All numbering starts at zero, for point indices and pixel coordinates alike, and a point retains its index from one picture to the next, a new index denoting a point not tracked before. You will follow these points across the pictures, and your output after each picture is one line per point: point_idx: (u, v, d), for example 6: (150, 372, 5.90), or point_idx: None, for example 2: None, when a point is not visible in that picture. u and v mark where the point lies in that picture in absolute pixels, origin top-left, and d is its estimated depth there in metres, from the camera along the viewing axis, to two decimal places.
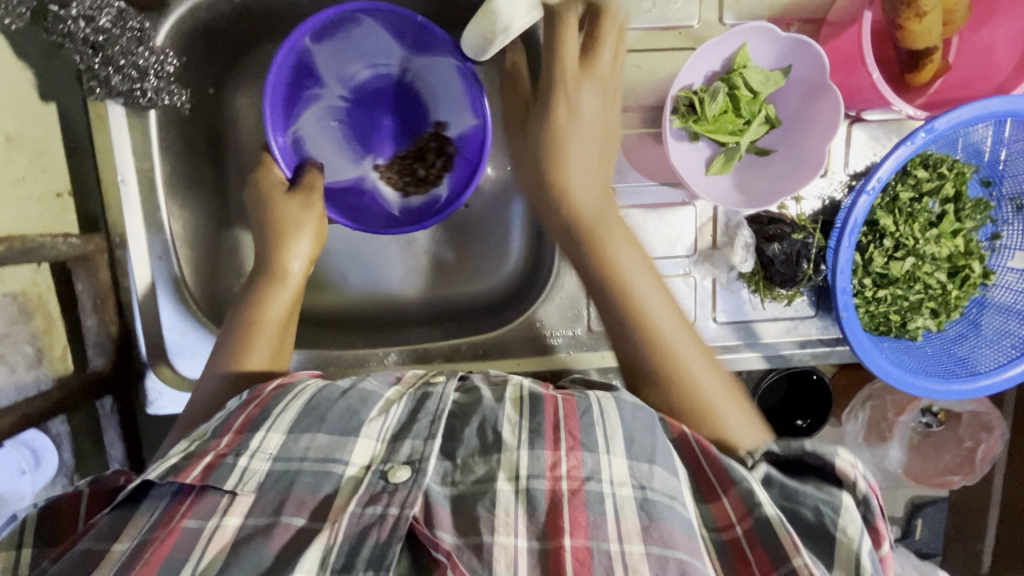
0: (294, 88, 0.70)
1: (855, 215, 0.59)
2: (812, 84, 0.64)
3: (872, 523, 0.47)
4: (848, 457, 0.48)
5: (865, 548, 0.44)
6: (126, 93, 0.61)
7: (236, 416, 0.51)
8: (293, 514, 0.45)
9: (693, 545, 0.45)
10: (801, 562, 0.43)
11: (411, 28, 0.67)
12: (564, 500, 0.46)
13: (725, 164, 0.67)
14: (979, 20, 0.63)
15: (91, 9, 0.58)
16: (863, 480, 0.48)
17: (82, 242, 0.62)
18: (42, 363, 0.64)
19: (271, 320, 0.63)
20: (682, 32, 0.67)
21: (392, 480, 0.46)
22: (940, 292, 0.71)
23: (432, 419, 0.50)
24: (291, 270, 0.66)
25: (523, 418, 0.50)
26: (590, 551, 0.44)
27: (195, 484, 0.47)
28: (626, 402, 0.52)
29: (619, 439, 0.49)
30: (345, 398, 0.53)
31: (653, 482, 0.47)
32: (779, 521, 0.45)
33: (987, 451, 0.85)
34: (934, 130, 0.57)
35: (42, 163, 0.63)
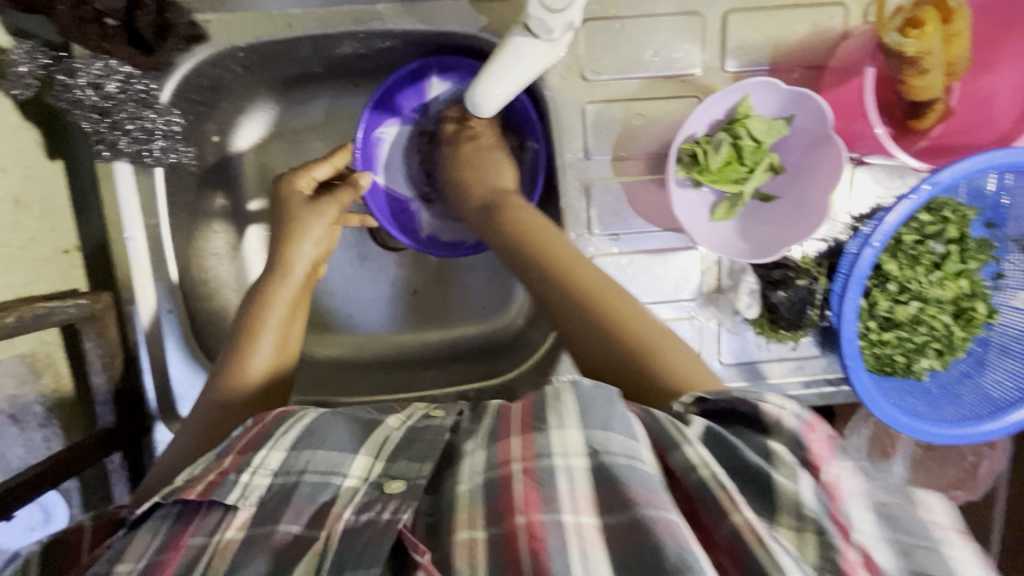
0: (401, 102, 0.75)
1: (860, 265, 0.61)
2: (815, 135, 0.65)
3: (807, 458, 0.46)
4: (774, 401, 0.48)
5: (804, 485, 0.42)
6: (133, 154, 0.65)
7: (240, 438, 0.52)
8: (289, 522, 0.47)
9: (659, 499, 0.42)
10: (742, 517, 0.41)
11: (519, 106, 0.73)
12: (517, 481, 0.45)
13: (729, 211, 0.68)
14: (981, 67, 0.65)
15: (98, 77, 0.63)
16: (795, 417, 0.47)
17: (90, 302, 0.64)
18: (51, 419, 0.68)
19: (275, 313, 0.64)
20: (686, 81, 0.67)
21: (386, 490, 0.48)
22: (945, 333, 0.72)
23: (427, 445, 0.52)
24: (295, 270, 0.67)
25: (486, 428, 0.51)
26: (546, 525, 0.42)
27: (200, 501, 0.48)
28: (583, 383, 0.49)
29: (572, 414, 0.47)
30: (339, 417, 0.54)
31: (607, 448, 0.45)
32: (716, 481, 0.43)
33: (989, 466, 0.87)
34: (938, 183, 0.59)
35: (50, 222, 0.66)
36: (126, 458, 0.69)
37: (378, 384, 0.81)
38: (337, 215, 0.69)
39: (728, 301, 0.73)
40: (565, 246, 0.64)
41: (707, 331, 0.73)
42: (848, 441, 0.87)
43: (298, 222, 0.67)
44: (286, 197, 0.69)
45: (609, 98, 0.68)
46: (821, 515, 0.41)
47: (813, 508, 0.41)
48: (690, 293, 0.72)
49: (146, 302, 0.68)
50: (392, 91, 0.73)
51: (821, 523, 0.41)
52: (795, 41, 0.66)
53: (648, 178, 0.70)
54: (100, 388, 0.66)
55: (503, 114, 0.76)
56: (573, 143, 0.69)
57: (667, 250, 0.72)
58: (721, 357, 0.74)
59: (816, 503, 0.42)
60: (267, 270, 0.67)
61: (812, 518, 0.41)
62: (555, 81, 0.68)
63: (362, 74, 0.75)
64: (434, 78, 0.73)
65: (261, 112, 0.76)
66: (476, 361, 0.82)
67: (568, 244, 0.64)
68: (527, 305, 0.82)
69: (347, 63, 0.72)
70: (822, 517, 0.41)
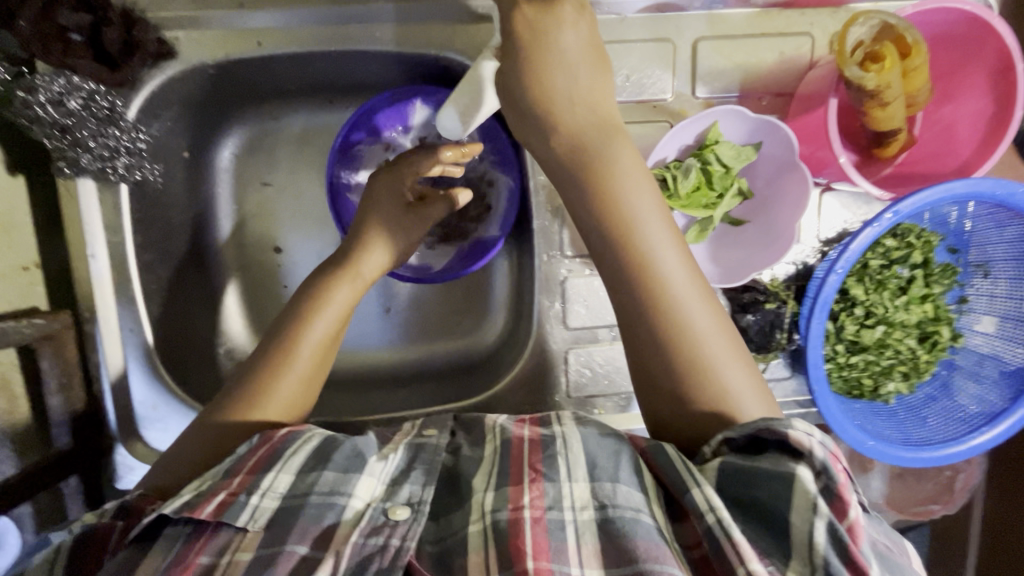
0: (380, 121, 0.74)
1: (825, 291, 0.62)
2: (781, 161, 0.66)
3: (834, 493, 0.43)
4: (802, 427, 0.45)
5: (823, 524, 0.41)
6: (96, 171, 0.63)
7: (246, 459, 0.51)
8: (297, 543, 0.47)
9: (662, 552, 0.44)
10: (744, 569, 0.42)
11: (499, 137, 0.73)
12: (526, 528, 0.46)
13: (699, 234, 0.69)
14: (941, 97, 0.67)
15: (60, 94, 0.61)
16: (821, 446, 0.44)
17: (47, 321, 0.63)
18: (4, 444, 0.65)
19: (315, 339, 0.61)
20: (657, 106, 0.68)
21: (392, 517, 0.49)
22: (910, 356, 0.73)
23: (427, 470, 0.52)
24: (364, 274, 0.67)
25: (493, 466, 0.52)
26: (552, 574, 0.45)
27: (208, 522, 0.47)
28: (591, 431, 0.52)
29: (581, 466, 0.49)
30: (342, 448, 0.53)
31: (614, 500, 0.47)
32: (723, 528, 0.43)
33: (965, 480, 0.88)
34: (899, 212, 0.60)
35: (9, 237, 0.65)
36: (83, 482, 0.67)
37: (352, 403, 0.80)
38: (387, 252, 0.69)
39: None
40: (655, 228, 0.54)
41: None
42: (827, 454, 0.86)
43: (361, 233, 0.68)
44: None
45: None
46: (830, 557, 0.41)
47: (824, 550, 0.41)
48: None
49: (108, 321, 0.67)
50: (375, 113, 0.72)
51: (832, 566, 0.40)
52: (764, 70, 0.68)
53: None
54: (56, 410, 0.65)
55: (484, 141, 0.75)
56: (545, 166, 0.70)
57: None
58: None
59: (829, 545, 0.41)
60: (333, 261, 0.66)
61: (821, 563, 0.41)
62: None
63: (336, 92, 0.75)
64: (417, 102, 0.72)
65: (234, 128, 0.75)
66: (452, 380, 0.82)
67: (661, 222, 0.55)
68: (503, 324, 0.81)
69: (321, 81, 0.72)
70: (832, 560, 0.40)
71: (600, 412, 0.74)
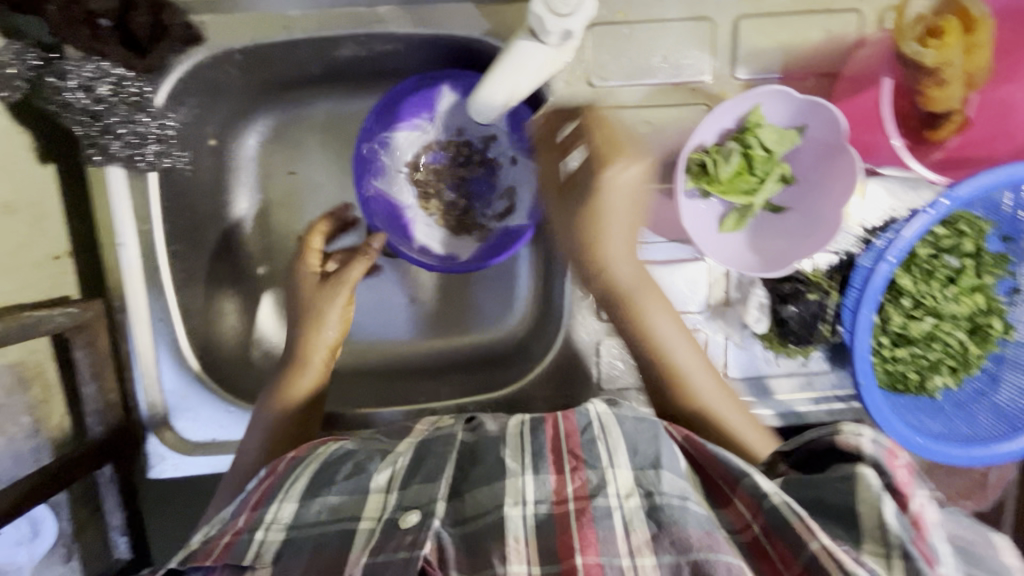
0: (407, 106, 0.72)
1: (874, 280, 0.60)
2: (829, 145, 0.63)
3: (893, 486, 0.47)
4: (851, 429, 0.50)
5: (890, 510, 0.44)
6: (126, 158, 0.63)
7: (252, 494, 0.55)
8: (302, 574, 0.48)
9: (713, 540, 0.45)
10: (818, 544, 0.42)
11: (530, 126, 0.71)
12: (572, 520, 0.48)
13: (738, 222, 0.67)
14: (1001, 77, 0.63)
15: (90, 79, 0.61)
16: (874, 445, 0.49)
17: (80, 310, 0.62)
18: (38, 433, 0.64)
19: (315, 364, 0.70)
20: (695, 89, 0.66)
21: (403, 525, 0.49)
22: (959, 350, 0.69)
23: (445, 462, 0.54)
24: (313, 359, 0.70)
25: (525, 449, 0.53)
26: (602, 567, 0.45)
27: (214, 565, 0.49)
28: (627, 417, 0.54)
29: (622, 451, 0.51)
30: (354, 458, 0.56)
31: (660, 488, 0.48)
32: (787, 507, 0.44)
33: (998, 477, 0.86)
34: (956, 198, 0.57)
35: (42, 226, 0.64)
36: (116, 470, 0.67)
37: (378, 394, 0.80)
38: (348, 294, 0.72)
39: (735, 314, 0.71)
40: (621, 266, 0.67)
41: (713, 344, 0.72)
42: None
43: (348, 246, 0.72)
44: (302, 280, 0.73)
45: (616, 105, 0.66)
46: (905, 540, 0.42)
47: (897, 531, 0.43)
48: (698, 305, 0.71)
49: (138, 311, 0.66)
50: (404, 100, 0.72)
51: (908, 547, 0.42)
52: (808, 49, 0.65)
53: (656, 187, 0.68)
54: (90, 399, 0.64)
55: (512, 131, 0.73)
56: (579, 152, 0.68)
57: (673, 261, 0.70)
58: (727, 371, 0.73)
59: (901, 528, 0.43)
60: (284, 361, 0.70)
61: (896, 543, 0.42)
62: (559, 87, 0.66)
63: (363, 78, 0.74)
64: (445, 88, 0.71)
65: (261, 116, 0.75)
66: (477, 372, 0.81)
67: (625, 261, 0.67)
68: (529, 314, 0.80)
69: (349, 67, 0.71)
70: (907, 543, 0.42)
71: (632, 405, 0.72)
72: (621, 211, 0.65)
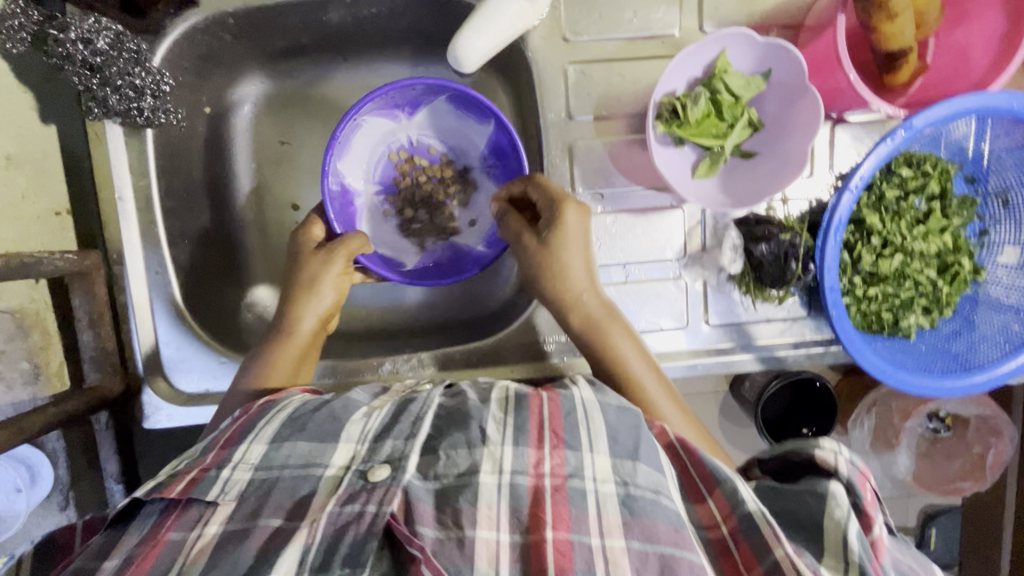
0: (400, 101, 0.75)
1: (838, 214, 0.62)
2: (792, 87, 0.66)
3: (861, 508, 0.52)
4: (829, 447, 0.54)
5: (853, 529, 0.48)
6: (123, 112, 0.65)
7: (224, 433, 0.55)
8: (271, 517, 0.48)
9: (680, 537, 0.47)
10: (783, 552, 0.45)
11: (507, 152, 0.75)
12: (546, 496, 0.48)
13: (710, 168, 0.69)
14: (953, 21, 0.66)
15: (90, 32, 0.62)
16: (848, 464, 0.53)
17: (78, 258, 0.65)
18: (38, 379, 0.67)
19: (303, 333, 0.69)
20: (665, 41, 0.69)
21: (371, 479, 0.49)
22: (930, 288, 0.72)
23: (414, 420, 0.53)
24: (301, 329, 0.69)
25: (507, 417, 0.53)
26: (572, 544, 0.46)
27: (181, 498, 0.49)
28: (611, 405, 0.55)
29: (602, 438, 0.51)
30: (328, 407, 0.55)
31: (634, 478, 0.49)
32: (761, 515, 0.47)
33: (996, 456, 0.96)
34: (911, 128, 0.60)
35: (40, 182, 0.67)
36: (112, 417, 0.71)
37: (369, 351, 0.81)
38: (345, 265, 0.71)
39: (712, 259, 0.73)
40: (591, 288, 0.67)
41: (692, 292, 0.74)
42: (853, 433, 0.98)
43: (308, 271, 0.70)
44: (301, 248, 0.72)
45: (590, 59, 0.70)
46: (864, 562, 0.46)
47: (858, 555, 0.46)
48: (674, 253, 0.73)
49: (135, 263, 0.69)
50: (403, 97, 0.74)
51: (865, 567, 0.45)
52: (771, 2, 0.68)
53: (632, 138, 0.71)
54: (88, 346, 0.67)
55: (489, 149, 0.78)
56: (555, 104, 0.70)
57: (649, 210, 0.72)
58: (707, 318, 0.74)
59: (861, 549, 0.46)
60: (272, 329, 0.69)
61: (854, 562, 0.46)
62: (536, 42, 0.69)
63: (351, 45, 0.77)
64: (446, 97, 0.75)
65: (252, 83, 0.78)
66: (466, 331, 0.82)
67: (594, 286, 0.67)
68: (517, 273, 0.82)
69: (336, 33, 0.75)
70: (865, 563, 0.46)
71: None
72: (577, 247, 0.66)
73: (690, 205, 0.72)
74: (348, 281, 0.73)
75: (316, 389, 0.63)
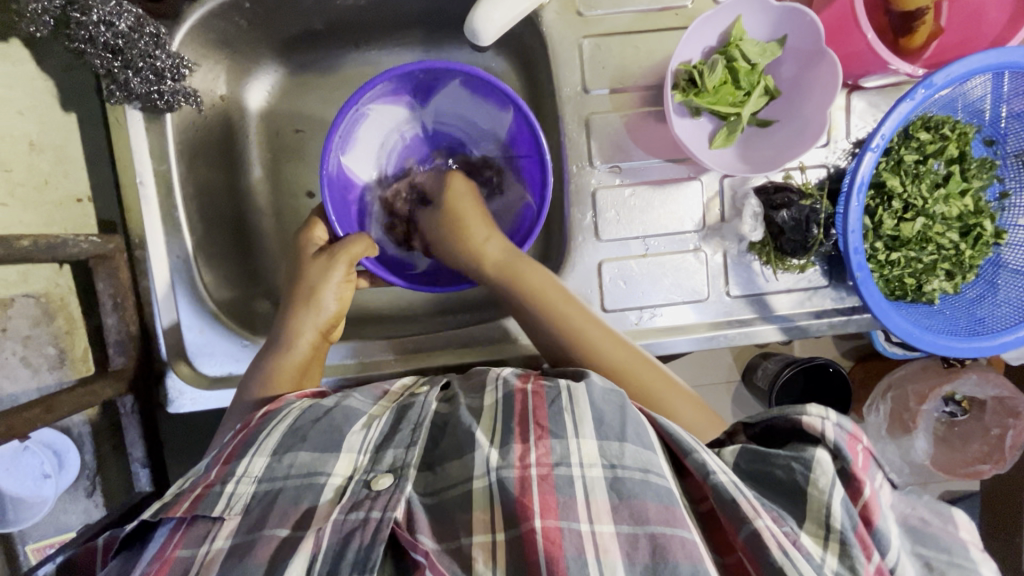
0: (410, 87, 0.73)
1: (861, 174, 0.62)
2: (809, 53, 0.66)
3: (850, 474, 0.49)
4: (816, 412, 0.51)
5: (836, 497, 0.47)
6: (144, 95, 0.65)
7: (227, 447, 0.56)
8: (276, 526, 0.49)
9: (672, 515, 0.48)
10: (762, 523, 0.46)
11: (530, 141, 0.73)
12: (534, 484, 0.50)
13: (727, 138, 0.68)
14: None
15: (110, 14, 0.62)
16: (835, 429, 0.50)
17: (103, 241, 0.65)
18: (63, 362, 0.70)
19: (302, 347, 0.67)
20: (678, 13, 0.70)
21: (375, 487, 0.51)
22: (953, 251, 0.72)
23: (414, 427, 0.55)
24: (326, 304, 0.70)
25: (497, 413, 0.56)
26: (562, 531, 0.48)
27: (185, 517, 0.50)
28: (596, 386, 0.56)
29: (587, 422, 0.53)
30: (329, 416, 0.57)
31: (622, 460, 0.51)
32: (733, 486, 0.48)
33: (1015, 437, 0.94)
34: (933, 86, 0.59)
35: (64, 168, 0.70)
36: (137, 402, 0.70)
37: (386, 331, 0.81)
38: (347, 270, 0.70)
39: (732, 229, 0.72)
40: (539, 277, 0.70)
41: (713, 264, 0.73)
42: (869, 419, 0.99)
43: (309, 279, 0.70)
44: (303, 246, 0.73)
45: (604, 32, 0.70)
46: (846, 529, 0.47)
47: (841, 524, 0.47)
48: (693, 225, 0.72)
49: (157, 250, 0.69)
50: (411, 82, 0.72)
51: (845, 535, 0.46)
52: None
53: (647, 111, 0.72)
54: (111, 330, 0.67)
55: (509, 138, 0.76)
56: (570, 78, 0.71)
57: (667, 182, 0.72)
58: (728, 289, 0.74)
59: (844, 517, 0.47)
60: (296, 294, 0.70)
61: (836, 530, 0.47)
62: (550, 17, 0.70)
63: (365, 29, 0.78)
64: (458, 82, 0.73)
65: (267, 71, 0.79)
66: (484, 310, 0.82)
67: (539, 271, 0.70)
68: (534, 255, 0.82)
69: (350, 19, 0.76)
70: (847, 532, 0.47)
71: (637, 325, 0.73)
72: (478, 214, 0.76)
73: (708, 175, 0.72)
74: (350, 290, 0.72)
75: (315, 391, 0.64)
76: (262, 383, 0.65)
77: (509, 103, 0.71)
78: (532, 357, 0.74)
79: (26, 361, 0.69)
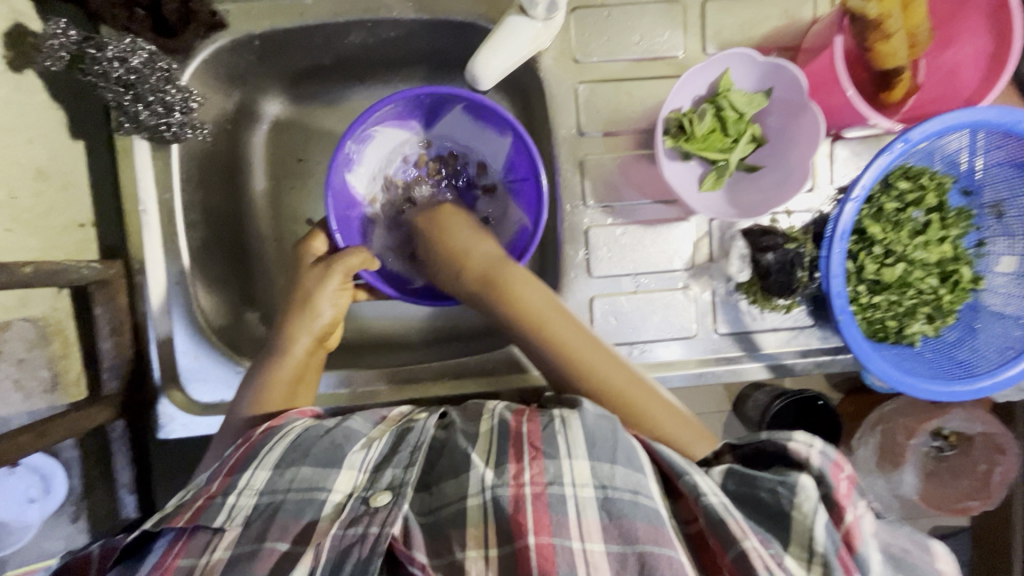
0: (415, 108, 0.76)
1: (843, 222, 0.64)
2: (794, 104, 0.69)
3: (834, 501, 0.50)
4: (802, 440, 0.54)
5: (819, 522, 0.48)
6: (152, 127, 0.67)
7: (229, 460, 0.56)
8: (277, 540, 0.50)
9: (660, 535, 0.49)
10: (750, 543, 0.47)
11: (524, 164, 0.74)
12: (528, 503, 0.51)
13: (717, 181, 0.71)
14: (943, 43, 0.69)
15: (125, 52, 0.65)
16: (822, 456, 0.52)
17: (104, 267, 0.67)
18: (56, 387, 0.71)
19: (295, 358, 0.68)
20: (670, 62, 0.73)
21: (373, 504, 0.51)
22: (933, 296, 0.74)
23: (412, 449, 0.55)
24: (321, 313, 0.71)
25: (491, 443, 0.55)
26: (554, 548, 0.49)
27: (187, 527, 0.51)
28: (589, 411, 0.56)
29: (580, 444, 0.53)
30: (329, 435, 0.56)
31: (614, 482, 0.51)
32: (723, 508, 0.49)
33: (1003, 473, 0.94)
34: (909, 141, 0.62)
35: (69, 195, 0.72)
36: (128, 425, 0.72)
37: (381, 360, 0.82)
38: (342, 281, 0.71)
39: (720, 269, 0.75)
40: (529, 289, 0.70)
41: (701, 301, 0.75)
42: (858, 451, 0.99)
43: (304, 288, 0.71)
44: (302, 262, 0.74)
45: (599, 78, 0.73)
46: (828, 552, 0.47)
47: (823, 546, 0.48)
48: (682, 263, 0.74)
49: (156, 274, 0.71)
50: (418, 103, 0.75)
51: (827, 559, 0.47)
52: (767, 29, 0.73)
53: (639, 153, 0.74)
54: (107, 354, 0.68)
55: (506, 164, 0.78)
56: (566, 121, 0.73)
57: (658, 222, 0.74)
58: (716, 326, 0.75)
59: (826, 540, 0.48)
60: (295, 308, 0.71)
61: (818, 553, 0.48)
62: (548, 63, 0.73)
63: (369, 66, 0.80)
64: (461, 108, 0.76)
65: (272, 104, 0.82)
66: (480, 341, 0.82)
67: (527, 280, 0.70)
68: None
69: (355, 56, 0.78)
70: (830, 555, 0.47)
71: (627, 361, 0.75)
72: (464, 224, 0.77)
73: (697, 217, 0.74)
74: (347, 299, 0.73)
75: (313, 411, 0.64)
76: (251, 403, 0.66)
77: (506, 130, 0.73)
78: (523, 388, 0.76)
79: (19, 384, 0.70)
